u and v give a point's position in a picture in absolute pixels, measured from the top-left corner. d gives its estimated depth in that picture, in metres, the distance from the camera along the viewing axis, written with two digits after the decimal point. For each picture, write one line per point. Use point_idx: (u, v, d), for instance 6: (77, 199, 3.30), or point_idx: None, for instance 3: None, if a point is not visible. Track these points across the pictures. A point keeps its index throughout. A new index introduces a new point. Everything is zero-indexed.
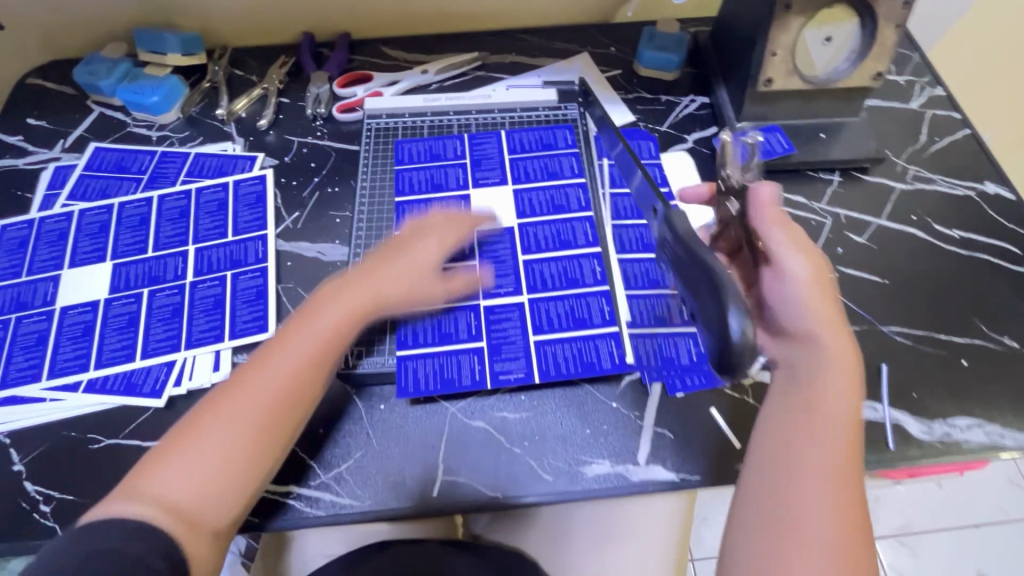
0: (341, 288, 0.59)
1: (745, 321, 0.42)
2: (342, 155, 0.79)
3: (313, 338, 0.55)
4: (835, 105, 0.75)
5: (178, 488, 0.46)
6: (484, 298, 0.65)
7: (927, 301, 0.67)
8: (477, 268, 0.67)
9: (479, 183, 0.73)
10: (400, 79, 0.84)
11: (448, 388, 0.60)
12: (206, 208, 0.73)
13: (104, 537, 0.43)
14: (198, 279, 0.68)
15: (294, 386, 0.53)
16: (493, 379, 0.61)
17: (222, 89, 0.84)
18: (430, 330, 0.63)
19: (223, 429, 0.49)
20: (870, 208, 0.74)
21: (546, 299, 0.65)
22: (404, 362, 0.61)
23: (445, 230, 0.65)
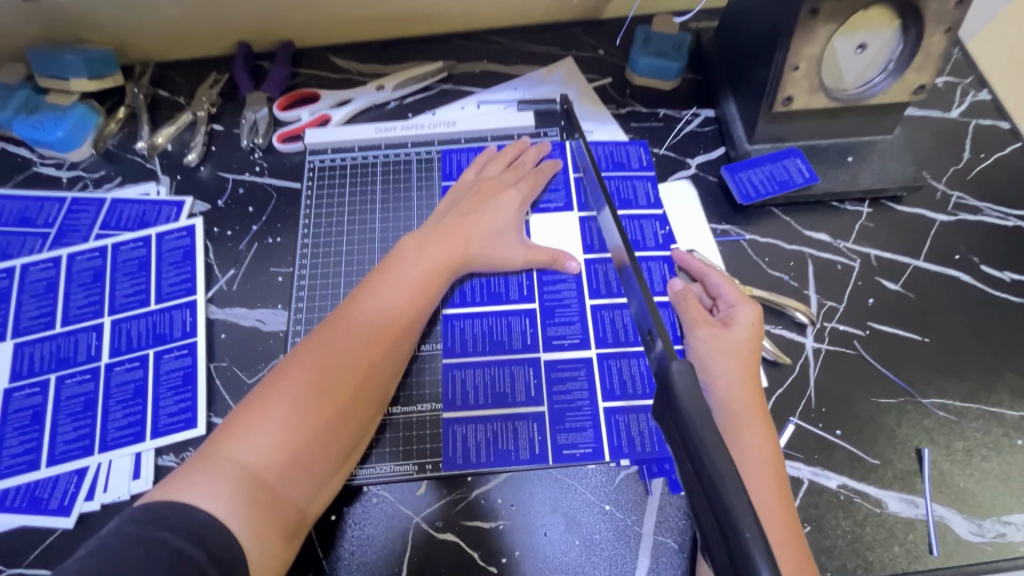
0: (429, 243, 0.56)
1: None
2: (283, 195, 0.67)
3: (408, 290, 0.53)
4: (865, 122, 0.64)
5: (229, 503, 0.41)
6: (545, 352, 0.57)
7: (976, 363, 0.57)
8: (539, 311, 0.59)
9: (542, 207, 0.64)
10: (352, 99, 0.72)
11: (504, 462, 0.53)
12: (124, 269, 0.62)
13: (166, 525, 0.38)
14: (114, 360, 0.58)
15: (391, 335, 0.51)
16: (556, 454, 0.53)
17: (143, 116, 0.71)
18: (483, 391, 0.56)
19: (275, 430, 0.45)
20: (906, 246, 0.63)
21: (568, 362, 0.57)
22: (451, 430, 0.54)
23: (491, 211, 0.60)
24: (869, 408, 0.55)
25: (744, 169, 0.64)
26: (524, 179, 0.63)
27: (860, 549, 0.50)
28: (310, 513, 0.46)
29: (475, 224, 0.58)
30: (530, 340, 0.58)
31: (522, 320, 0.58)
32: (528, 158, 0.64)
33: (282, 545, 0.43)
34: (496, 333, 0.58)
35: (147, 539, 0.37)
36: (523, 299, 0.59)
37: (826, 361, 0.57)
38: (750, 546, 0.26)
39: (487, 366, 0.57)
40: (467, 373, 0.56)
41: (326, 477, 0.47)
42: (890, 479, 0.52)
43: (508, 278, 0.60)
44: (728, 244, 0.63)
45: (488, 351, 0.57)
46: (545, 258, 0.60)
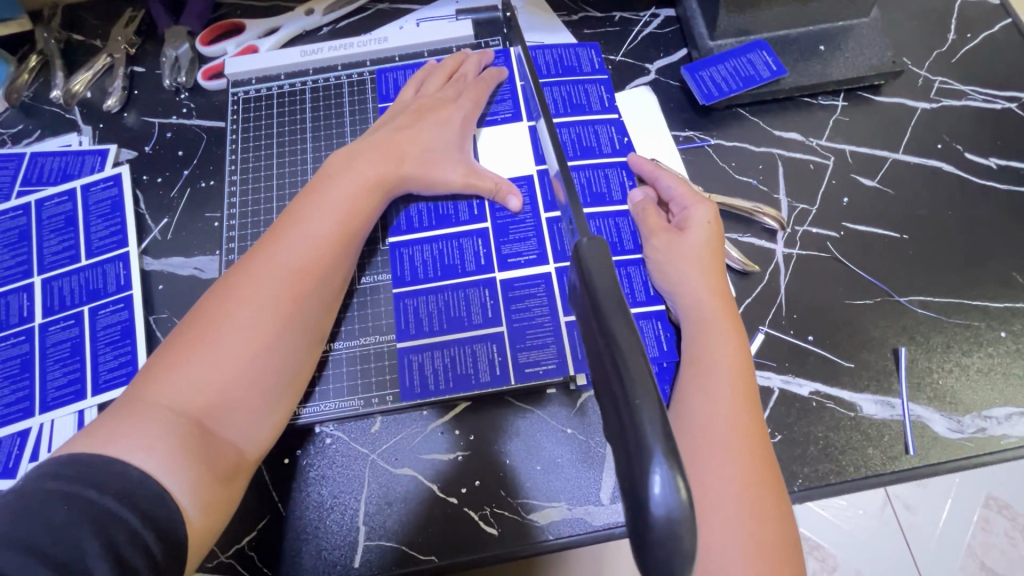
0: (356, 163, 0.53)
1: (674, 481, 0.25)
2: (214, 136, 0.62)
3: (336, 215, 0.50)
4: (836, 4, 0.58)
5: (157, 444, 0.39)
6: (501, 272, 0.53)
7: (957, 257, 0.54)
8: (492, 231, 0.55)
9: (491, 119, 0.59)
10: (279, 26, 0.66)
11: (464, 386, 0.50)
12: (51, 225, 0.59)
13: (92, 482, 0.35)
14: (48, 320, 0.55)
15: (321, 264, 0.49)
16: (518, 372, 0.50)
17: (56, 63, 0.66)
18: (438, 316, 0.52)
19: (198, 371, 0.42)
20: (884, 139, 0.58)
21: (525, 279, 0.53)
22: (407, 359, 0.51)
23: (426, 129, 0.55)
24: (843, 310, 0.52)
25: (706, 67, 0.59)
26: (466, 92, 0.58)
27: (834, 455, 0.47)
28: (252, 453, 0.45)
29: (412, 141, 0.54)
30: (484, 261, 0.54)
31: (475, 241, 0.55)
32: (470, 68, 0.59)
33: (223, 487, 0.41)
34: (447, 258, 0.54)
35: (71, 497, 0.34)
36: (474, 220, 0.56)
37: (797, 267, 0.54)
38: (641, 413, 0.26)
39: (440, 291, 0.53)
40: (419, 300, 0.53)
41: (265, 415, 0.45)
42: (865, 381, 0.50)
43: (457, 200, 0.56)
44: (692, 151, 0.59)
45: (441, 277, 0.54)
46: (489, 183, 0.55)
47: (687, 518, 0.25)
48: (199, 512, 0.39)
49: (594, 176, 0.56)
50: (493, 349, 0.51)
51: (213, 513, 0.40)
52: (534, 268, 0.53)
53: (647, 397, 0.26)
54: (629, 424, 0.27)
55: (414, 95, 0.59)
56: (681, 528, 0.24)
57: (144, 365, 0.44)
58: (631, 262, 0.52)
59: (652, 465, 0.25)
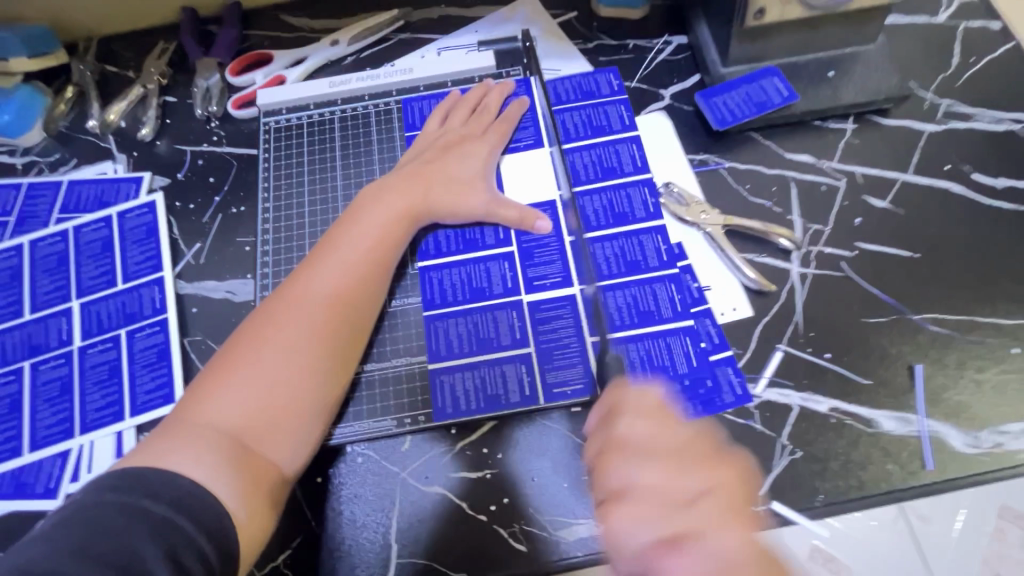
0: (386, 193, 0.56)
1: None
2: (244, 163, 0.64)
3: (367, 241, 0.53)
4: (843, 32, 0.60)
5: (206, 459, 0.41)
6: (527, 295, 0.55)
7: (968, 275, 0.55)
8: (517, 254, 0.57)
9: (514, 146, 0.61)
10: (306, 56, 0.68)
11: (494, 407, 0.52)
12: (88, 250, 0.61)
13: (149, 493, 0.37)
14: (87, 343, 0.57)
15: (355, 287, 0.51)
16: (547, 392, 0.52)
17: (92, 94, 0.68)
18: (467, 338, 0.54)
19: (243, 391, 0.45)
20: (894, 160, 0.60)
21: (550, 301, 0.55)
22: (438, 380, 0.53)
23: (452, 162, 0.58)
24: (859, 327, 0.53)
25: (719, 93, 0.61)
26: (490, 127, 0.61)
27: (854, 470, 0.49)
28: (293, 472, 0.46)
29: (437, 170, 0.57)
30: (510, 284, 0.56)
31: (500, 263, 0.56)
32: (493, 101, 0.62)
33: (267, 501, 0.43)
34: (475, 280, 0.56)
35: (128, 508, 0.36)
36: (499, 244, 0.57)
37: (813, 286, 0.55)
38: None
39: (468, 314, 0.55)
40: (449, 322, 0.55)
41: (306, 433, 0.47)
42: (883, 398, 0.51)
43: (482, 225, 0.58)
44: (707, 174, 0.60)
45: (469, 299, 0.55)
46: (513, 213, 0.57)
47: None
48: (246, 522, 0.41)
49: (615, 197, 0.59)
50: (520, 370, 0.52)
51: (258, 527, 0.42)
52: (559, 289, 0.55)
53: None
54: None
55: (441, 126, 0.62)
56: None
57: (190, 387, 0.46)
58: (656, 284, 0.55)
59: None
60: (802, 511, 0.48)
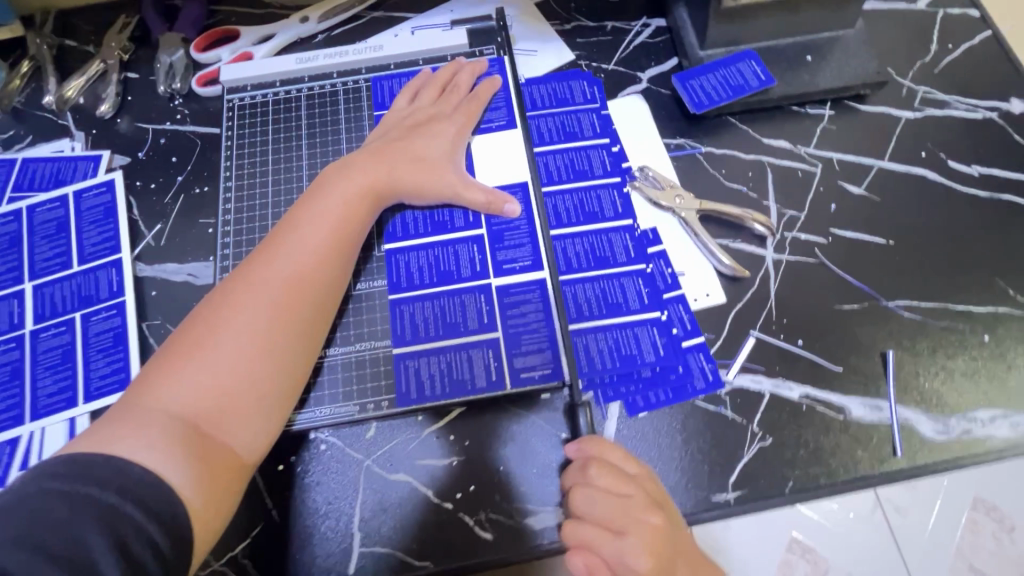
0: (351, 170, 0.54)
1: None
2: (208, 142, 0.62)
3: (331, 220, 0.51)
4: (821, 16, 0.59)
5: (158, 446, 0.39)
6: (496, 279, 0.54)
7: (941, 263, 0.55)
8: (487, 237, 0.55)
9: (485, 127, 0.60)
10: (274, 33, 0.66)
11: (459, 392, 0.50)
12: (42, 231, 0.58)
13: (96, 480, 0.36)
14: (39, 326, 0.55)
15: (317, 269, 0.49)
16: (513, 377, 0.50)
17: (49, 69, 0.65)
18: (433, 322, 0.53)
19: (197, 375, 0.43)
20: (870, 146, 0.59)
21: (520, 285, 0.54)
22: (401, 364, 0.52)
23: (420, 140, 0.56)
24: (832, 314, 0.53)
25: (696, 76, 0.60)
26: (460, 105, 0.59)
27: (824, 457, 0.48)
28: (251, 457, 0.44)
29: (405, 148, 0.55)
30: (479, 267, 0.54)
31: (469, 247, 0.55)
32: (464, 78, 0.61)
33: (225, 487, 0.42)
34: (443, 263, 0.55)
35: (73, 496, 0.34)
36: (469, 227, 0.56)
37: (787, 272, 0.55)
38: None
39: (435, 297, 0.54)
40: (415, 306, 0.53)
41: (263, 418, 0.45)
42: (854, 384, 0.51)
43: (451, 207, 0.57)
44: (683, 158, 0.60)
45: (436, 282, 0.54)
46: (482, 199, 0.55)
47: None
48: (203, 509, 0.40)
49: (587, 197, 0.57)
50: (488, 354, 0.51)
51: (215, 514, 0.40)
52: (529, 274, 0.54)
53: None
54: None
55: (410, 104, 0.60)
56: None
57: (140, 372, 0.44)
58: (628, 273, 0.54)
59: None
60: (772, 498, 0.47)
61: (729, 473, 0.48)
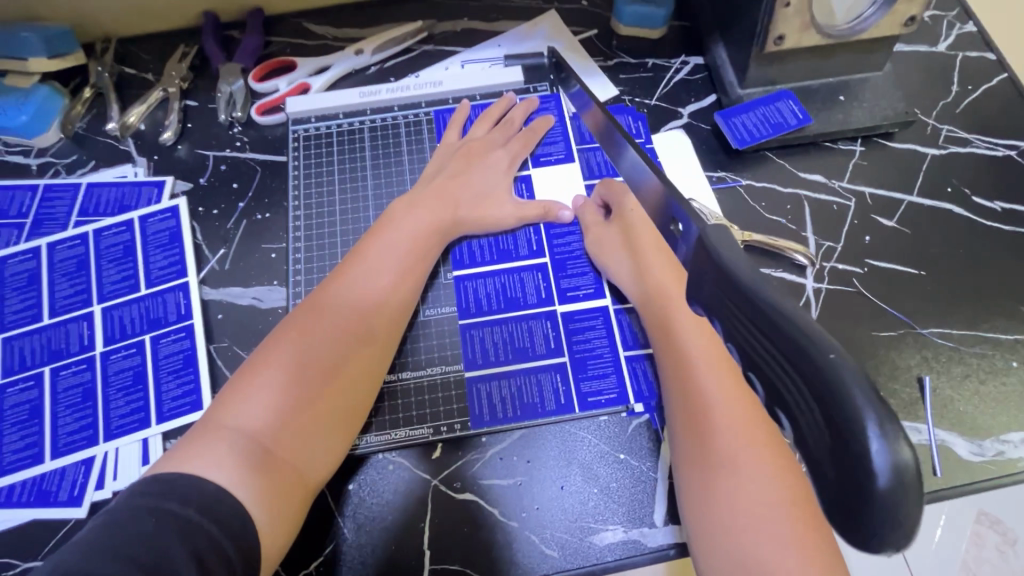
0: (415, 208, 0.57)
1: (897, 447, 0.21)
2: (268, 169, 0.64)
3: (396, 255, 0.54)
4: (854, 59, 0.63)
5: (231, 463, 0.41)
6: (561, 305, 0.57)
7: (970, 292, 0.58)
8: (550, 266, 0.58)
9: (542, 159, 0.63)
10: (331, 65, 0.69)
11: (531, 415, 0.53)
12: (109, 255, 0.60)
13: (177, 496, 0.38)
14: (109, 348, 0.56)
15: (382, 299, 0.52)
16: (582, 401, 0.53)
17: (110, 96, 0.68)
18: (503, 346, 0.55)
19: (268, 396, 0.45)
20: (899, 182, 0.63)
21: (584, 312, 0.56)
22: (474, 388, 0.54)
23: (476, 174, 0.60)
24: (870, 341, 0.56)
25: (738, 113, 0.64)
26: (514, 138, 0.63)
27: None
28: (313, 479, 0.46)
29: (465, 185, 0.59)
30: (544, 294, 0.57)
31: (534, 275, 0.58)
32: (518, 114, 0.64)
33: (290, 503, 0.44)
34: (509, 290, 0.57)
35: (156, 510, 0.37)
36: (533, 255, 0.59)
37: (827, 300, 0.58)
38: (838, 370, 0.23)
39: (503, 323, 0.56)
40: (484, 331, 0.56)
41: (327, 441, 0.47)
42: (894, 408, 0.54)
43: (514, 235, 0.60)
44: (725, 191, 0.63)
45: (503, 309, 0.57)
46: (537, 212, 0.59)
47: (910, 484, 0.21)
48: (266, 525, 0.41)
49: None
50: (555, 379, 0.54)
51: (278, 536, 0.42)
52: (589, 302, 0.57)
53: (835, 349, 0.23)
54: (816, 377, 0.23)
55: (460, 137, 0.63)
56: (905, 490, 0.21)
57: (219, 392, 0.46)
58: None
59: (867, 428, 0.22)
60: None
61: None
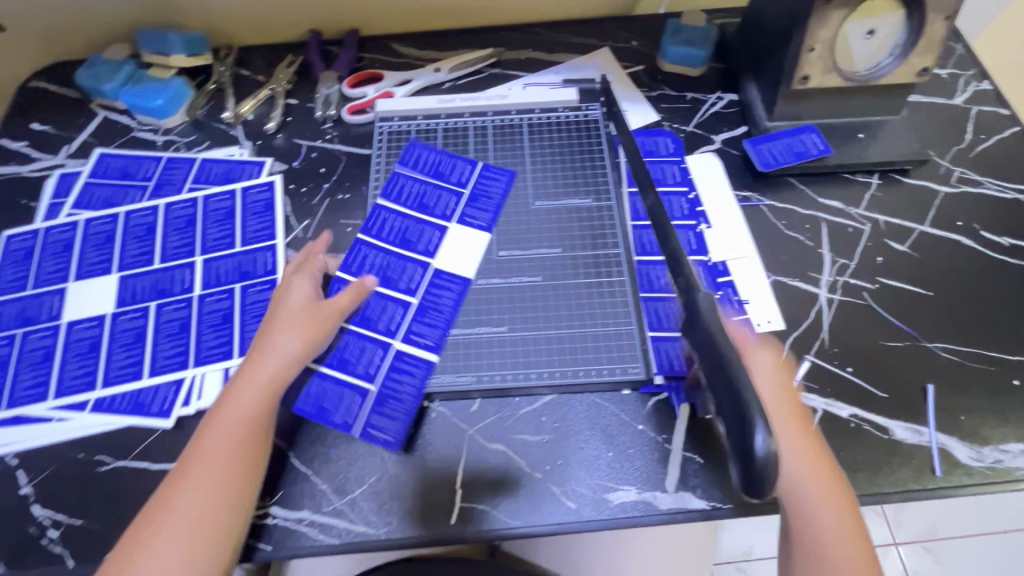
0: (266, 343, 0.56)
1: (769, 440, 0.35)
2: (352, 159, 0.76)
3: (239, 407, 0.53)
4: (873, 103, 0.71)
5: None
6: (398, 341, 0.61)
7: (975, 315, 0.63)
8: (413, 305, 0.63)
9: (465, 219, 0.68)
10: (412, 78, 0.80)
11: (323, 418, 0.58)
12: (214, 217, 0.71)
13: None
14: (205, 292, 0.66)
15: (233, 442, 0.51)
16: (362, 429, 0.57)
17: (228, 91, 0.81)
18: (330, 354, 0.60)
19: (146, 569, 0.46)
20: (911, 213, 0.69)
21: (414, 355, 0.61)
22: (321, 377, 0.59)
23: (296, 295, 0.60)
24: (879, 348, 0.61)
25: (765, 141, 0.72)
26: (307, 265, 0.63)
27: (871, 469, 0.55)
28: None
29: (282, 313, 0.59)
30: (393, 327, 0.62)
31: (397, 308, 0.63)
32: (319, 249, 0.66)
33: None
34: (366, 311, 0.63)
35: None
36: (408, 290, 0.64)
37: (839, 309, 0.63)
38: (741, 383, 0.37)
39: (348, 334, 0.61)
40: (331, 336, 0.61)
41: (206, 566, 0.47)
42: (899, 410, 0.58)
43: (400, 268, 0.65)
44: (750, 209, 0.70)
45: (355, 323, 0.62)
46: (352, 296, 0.61)
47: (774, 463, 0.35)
48: None
49: None
50: (587, 354, 0.60)
51: None
52: (622, 286, 0.63)
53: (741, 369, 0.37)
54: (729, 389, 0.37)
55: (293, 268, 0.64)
56: (771, 467, 0.34)
57: None
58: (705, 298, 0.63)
59: (755, 427, 0.35)
60: None
61: None
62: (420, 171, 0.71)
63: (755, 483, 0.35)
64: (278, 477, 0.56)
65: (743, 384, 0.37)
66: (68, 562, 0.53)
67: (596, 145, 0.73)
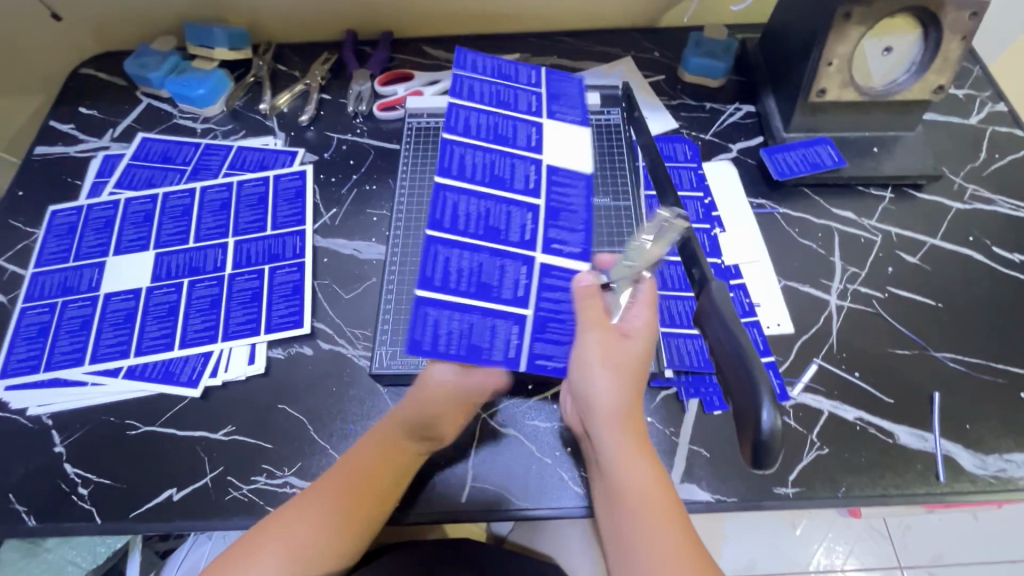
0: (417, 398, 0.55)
1: (775, 418, 0.40)
2: (380, 153, 0.79)
3: (377, 450, 0.52)
4: (889, 118, 0.73)
5: None
6: (541, 254, 0.56)
7: (984, 328, 0.64)
8: (543, 210, 0.57)
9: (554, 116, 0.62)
10: (441, 79, 0.84)
11: (476, 357, 0.53)
12: (247, 202, 0.74)
13: None
14: (236, 271, 0.69)
15: (372, 485, 0.51)
16: (530, 361, 0.54)
17: (266, 84, 0.85)
18: (468, 278, 0.53)
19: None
20: (923, 227, 0.71)
21: (561, 269, 0.56)
22: (422, 310, 0.52)
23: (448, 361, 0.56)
24: (887, 356, 0.62)
25: (781, 151, 0.74)
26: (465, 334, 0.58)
27: (875, 472, 0.56)
28: None
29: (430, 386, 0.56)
30: (528, 236, 0.56)
31: (524, 213, 0.57)
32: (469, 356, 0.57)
33: None
34: (484, 273, 0.54)
35: None
36: (528, 192, 0.57)
37: (848, 316, 0.65)
38: (751, 365, 0.42)
39: (477, 252, 0.54)
40: (461, 198, 0.55)
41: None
42: (905, 416, 0.59)
43: (513, 167, 0.58)
44: (764, 216, 0.72)
45: (473, 288, 0.53)
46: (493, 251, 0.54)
47: (779, 438, 0.40)
48: None
49: None
50: None
51: None
52: None
53: (751, 352, 0.43)
54: (744, 371, 0.42)
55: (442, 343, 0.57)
56: (774, 442, 0.40)
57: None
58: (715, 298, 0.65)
59: (763, 406, 0.40)
60: (826, 498, 0.55)
61: (789, 469, 0.56)
62: (482, 100, 0.60)
63: (757, 454, 0.41)
64: (299, 450, 0.59)
65: (754, 368, 0.42)
66: (95, 518, 0.56)
67: (617, 148, 0.75)
